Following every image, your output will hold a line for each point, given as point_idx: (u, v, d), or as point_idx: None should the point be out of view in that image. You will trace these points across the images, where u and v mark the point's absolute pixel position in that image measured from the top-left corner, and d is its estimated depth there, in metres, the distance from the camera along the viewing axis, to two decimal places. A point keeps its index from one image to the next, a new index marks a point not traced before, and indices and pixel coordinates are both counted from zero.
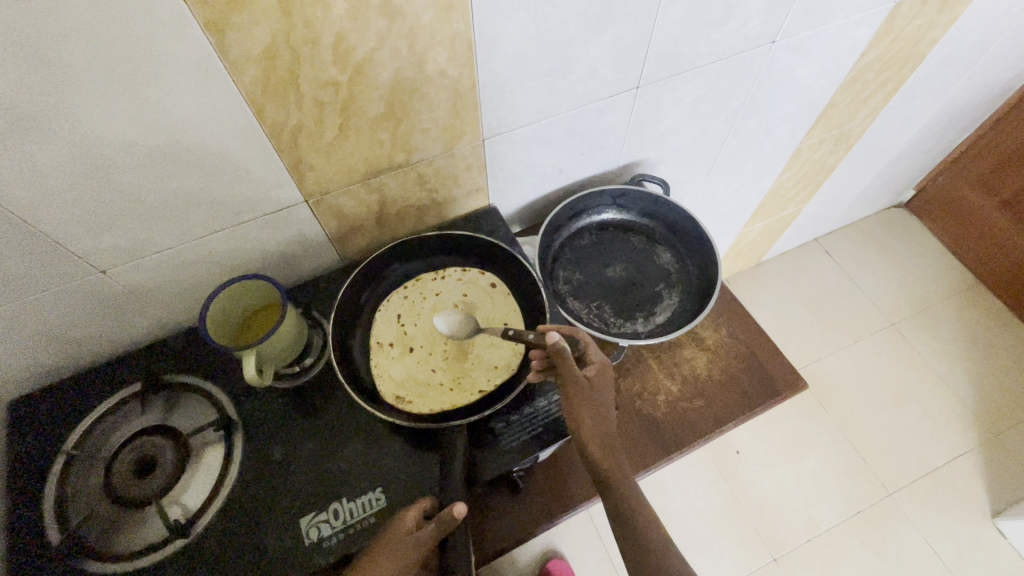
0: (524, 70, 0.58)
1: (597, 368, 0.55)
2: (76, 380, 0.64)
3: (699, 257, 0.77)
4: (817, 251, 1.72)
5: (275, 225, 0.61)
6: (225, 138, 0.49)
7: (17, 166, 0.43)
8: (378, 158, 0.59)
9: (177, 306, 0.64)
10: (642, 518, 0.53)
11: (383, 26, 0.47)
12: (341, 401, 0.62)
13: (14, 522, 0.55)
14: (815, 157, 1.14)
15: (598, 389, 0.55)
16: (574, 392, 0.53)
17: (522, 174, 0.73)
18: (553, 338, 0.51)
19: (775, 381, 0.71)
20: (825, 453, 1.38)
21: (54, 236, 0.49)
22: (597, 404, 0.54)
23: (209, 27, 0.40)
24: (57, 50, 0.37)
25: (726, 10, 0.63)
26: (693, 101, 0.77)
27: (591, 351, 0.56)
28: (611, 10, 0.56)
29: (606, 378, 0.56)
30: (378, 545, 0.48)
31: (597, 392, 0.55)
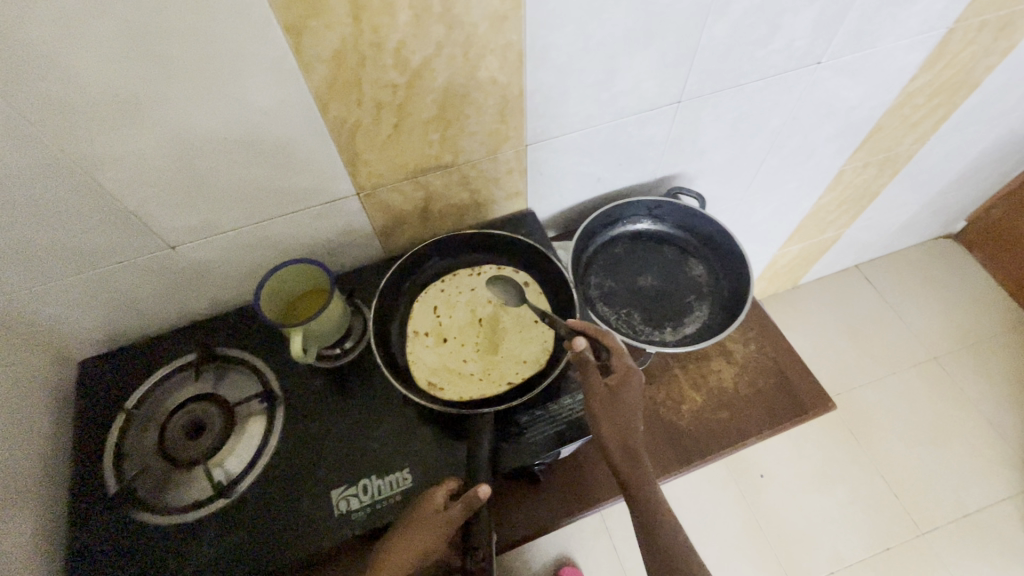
0: (570, 80, 0.61)
1: (621, 373, 0.55)
2: (141, 346, 0.70)
3: (732, 271, 0.77)
4: (858, 278, 1.67)
5: (327, 215, 0.65)
6: (291, 131, 0.53)
7: (114, 147, 0.48)
8: (426, 158, 0.63)
9: (233, 283, 0.69)
10: (660, 524, 0.53)
11: (442, 34, 0.50)
12: (376, 384, 0.65)
13: (80, 468, 0.60)
14: (859, 180, 1.12)
15: (623, 396, 0.55)
16: (594, 396, 0.55)
17: (561, 180, 0.76)
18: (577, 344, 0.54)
19: (802, 398, 0.70)
20: (854, 484, 1.34)
21: (134, 212, 0.55)
22: (619, 412, 0.55)
23: (288, 29, 0.45)
24: (158, 46, 0.42)
25: (771, 30, 0.65)
26: (734, 119, 0.78)
27: (617, 356, 0.56)
28: (658, 27, 0.58)
29: (632, 385, 0.55)
30: (407, 521, 0.51)
31: (622, 400, 0.55)
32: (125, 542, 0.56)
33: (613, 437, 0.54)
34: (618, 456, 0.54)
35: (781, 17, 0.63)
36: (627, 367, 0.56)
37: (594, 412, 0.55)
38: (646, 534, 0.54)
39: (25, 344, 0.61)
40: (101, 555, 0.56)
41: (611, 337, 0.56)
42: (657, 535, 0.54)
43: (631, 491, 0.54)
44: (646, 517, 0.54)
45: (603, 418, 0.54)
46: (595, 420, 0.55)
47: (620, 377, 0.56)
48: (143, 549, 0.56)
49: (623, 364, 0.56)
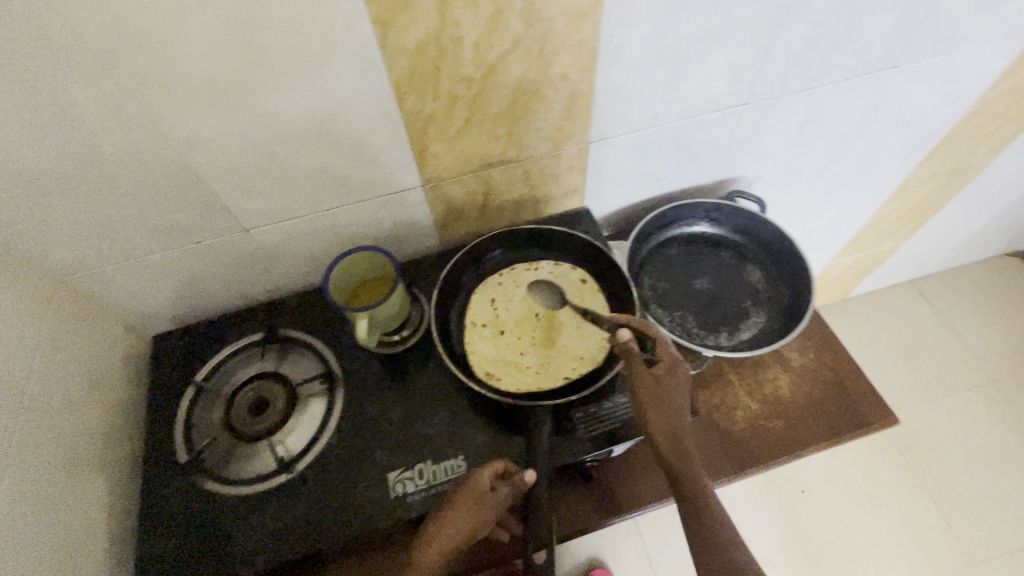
0: (640, 79, 0.60)
1: (668, 365, 0.54)
2: (208, 324, 0.73)
3: (792, 279, 0.76)
4: (912, 293, 1.60)
5: (392, 205, 0.67)
6: (368, 121, 0.55)
7: (206, 132, 0.51)
8: (491, 152, 0.64)
9: (297, 268, 0.71)
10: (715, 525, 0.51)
11: (521, 30, 0.51)
12: (431, 373, 0.66)
13: (153, 437, 0.64)
14: (924, 191, 1.08)
15: (670, 389, 0.54)
16: (640, 389, 0.53)
17: (619, 179, 0.76)
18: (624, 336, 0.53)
19: (863, 412, 0.68)
20: (902, 507, 1.29)
21: (217, 195, 0.58)
22: (666, 408, 0.53)
23: (378, 23, 0.46)
24: (257, 35, 0.44)
25: (849, 32, 0.63)
26: (800, 123, 0.76)
27: (663, 347, 0.54)
28: (733, 26, 0.58)
29: (678, 377, 0.54)
30: (453, 505, 0.50)
31: (669, 395, 0.53)
32: (192, 508, 0.59)
33: (661, 434, 0.52)
34: (667, 453, 0.53)
35: (861, 18, 0.62)
36: (673, 359, 0.54)
37: (640, 406, 0.53)
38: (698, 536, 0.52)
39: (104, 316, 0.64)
40: (170, 519, 0.59)
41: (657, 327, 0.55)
42: (714, 537, 0.51)
43: (682, 489, 0.53)
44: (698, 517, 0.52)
45: (651, 413, 0.53)
46: (642, 415, 0.53)
47: (667, 369, 0.54)
48: (209, 517, 0.59)
49: (669, 356, 0.54)
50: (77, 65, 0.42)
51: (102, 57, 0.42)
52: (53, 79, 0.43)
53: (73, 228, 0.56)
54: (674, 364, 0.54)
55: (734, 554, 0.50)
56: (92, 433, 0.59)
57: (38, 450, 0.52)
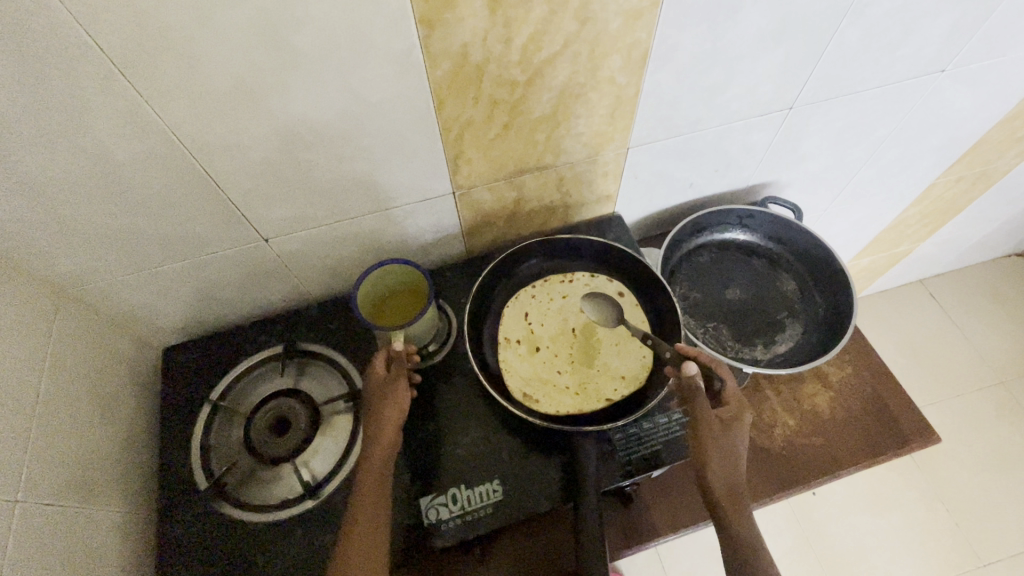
0: (688, 83, 0.57)
1: (737, 410, 0.53)
2: (220, 336, 0.69)
3: (829, 290, 0.73)
4: (921, 293, 1.60)
5: (419, 212, 0.63)
6: (403, 127, 0.51)
7: (229, 138, 0.47)
8: (527, 158, 0.60)
9: (316, 277, 0.68)
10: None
11: (572, 31, 0.47)
12: (461, 390, 0.63)
13: (167, 459, 0.60)
14: (948, 195, 1.06)
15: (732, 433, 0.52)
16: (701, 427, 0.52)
17: (653, 185, 0.72)
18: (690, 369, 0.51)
19: (904, 430, 0.66)
20: (911, 509, 1.30)
21: (237, 204, 0.54)
22: (726, 448, 0.51)
23: (422, 22, 0.42)
24: (291, 35, 0.40)
25: (905, 35, 0.60)
26: (840, 127, 0.73)
27: (730, 391, 0.53)
28: (790, 29, 0.54)
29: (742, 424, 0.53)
30: (379, 405, 0.55)
31: (729, 436, 0.52)
32: (212, 535, 0.56)
33: (717, 472, 0.51)
34: (721, 493, 0.50)
35: (919, 21, 0.58)
36: (740, 404, 0.53)
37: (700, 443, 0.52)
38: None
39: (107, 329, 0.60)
40: (189, 548, 0.56)
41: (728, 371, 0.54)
42: None
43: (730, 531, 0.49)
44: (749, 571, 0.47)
45: (709, 451, 0.51)
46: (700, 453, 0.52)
47: (732, 413, 0.53)
48: (230, 545, 0.55)
49: (737, 399, 0.53)
50: (91, 67, 0.38)
51: (119, 58, 0.38)
52: (64, 83, 0.38)
53: (80, 239, 0.52)
54: (739, 408, 0.53)
55: None
56: (104, 456, 0.56)
57: (49, 480, 0.49)
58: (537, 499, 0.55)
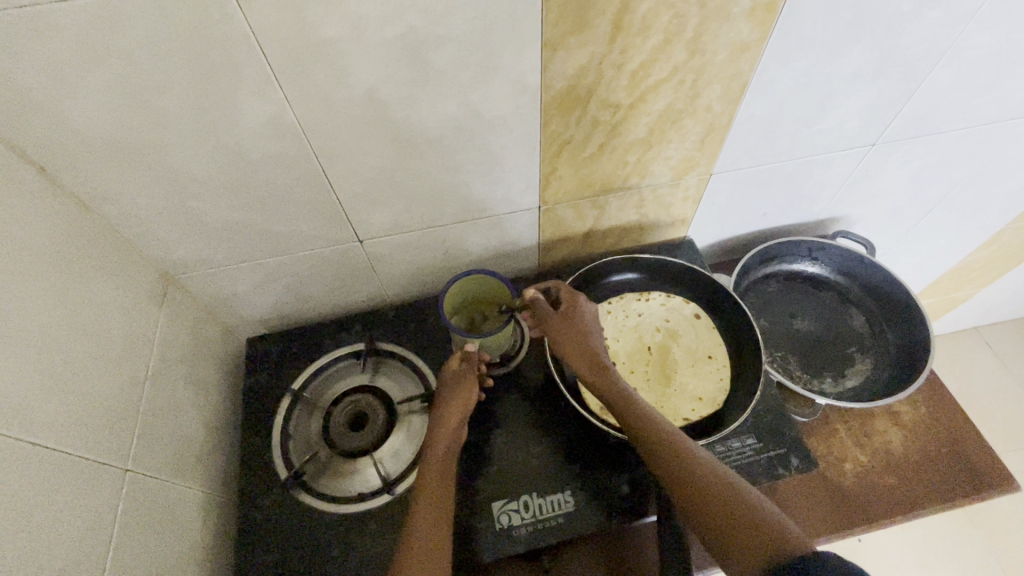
0: (780, 114, 0.58)
1: (569, 300, 0.60)
2: (300, 331, 0.72)
3: (901, 327, 0.73)
4: (976, 341, 1.55)
5: (503, 225, 0.65)
6: (507, 143, 0.54)
7: (351, 145, 0.50)
8: (614, 178, 0.62)
9: (395, 280, 0.70)
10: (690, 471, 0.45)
11: (681, 60, 0.49)
12: (533, 400, 0.64)
13: (248, 445, 0.63)
14: (1018, 241, 1.04)
15: (578, 318, 0.59)
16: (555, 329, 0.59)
17: (727, 212, 0.74)
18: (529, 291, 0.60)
19: (982, 475, 0.65)
20: (965, 566, 1.24)
21: (343, 206, 0.57)
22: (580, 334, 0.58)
23: (547, 46, 0.45)
24: (429, 52, 0.43)
25: (998, 79, 0.61)
26: (919, 167, 0.74)
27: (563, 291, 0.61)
28: (887, 67, 0.55)
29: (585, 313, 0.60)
30: (447, 394, 0.57)
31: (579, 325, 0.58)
32: (291, 523, 0.58)
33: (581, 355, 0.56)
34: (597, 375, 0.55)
35: (1014, 66, 0.59)
36: (573, 297, 0.61)
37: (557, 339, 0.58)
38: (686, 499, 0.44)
39: (201, 317, 0.64)
40: (267, 533, 0.57)
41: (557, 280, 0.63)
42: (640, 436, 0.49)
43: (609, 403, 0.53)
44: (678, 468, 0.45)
45: (568, 341, 0.57)
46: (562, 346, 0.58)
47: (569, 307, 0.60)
48: (307, 534, 0.57)
49: (569, 295, 0.61)
50: (250, 72, 0.42)
51: (276, 65, 0.42)
52: (222, 85, 0.42)
53: (198, 230, 0.55)
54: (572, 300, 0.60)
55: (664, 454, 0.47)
56: (194, 437, 0.58)
57: (152, 454, 0.51)
58: (610, 514, 0.56)
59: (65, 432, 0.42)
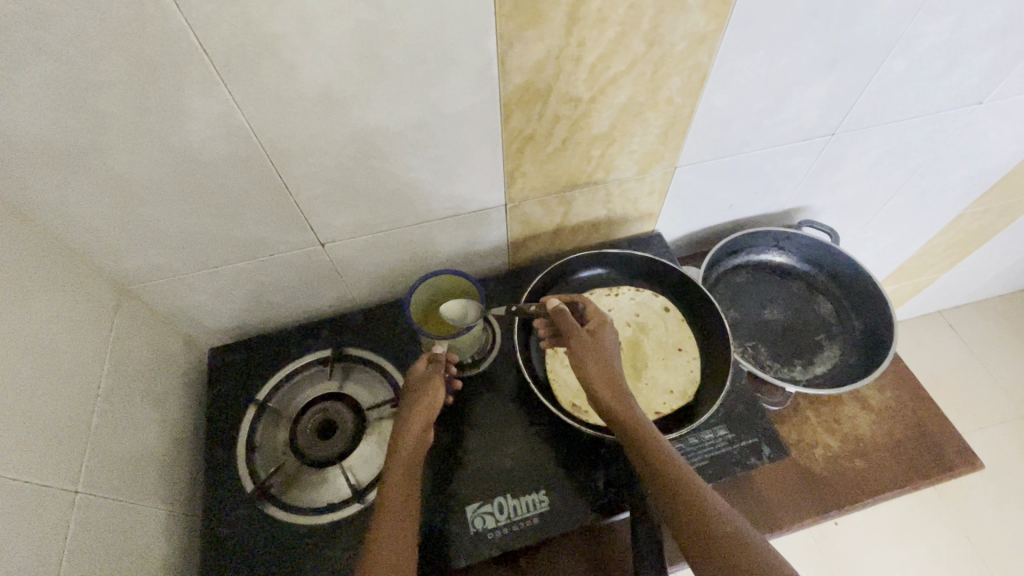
0: (740, 106, 0.59)
1: (597, 323, 0.57)
2: (265, 339, 0.70)
3: (866, 314, 0.74)
4: (940, 324, 1.60)
5: (469, 223, 0.64)
6: (468, 139, 0.53)
7: (305, 145, 0.48)
8: (580, 174, 0.62)
9: (362, 283, 0.69)
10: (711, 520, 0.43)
11: (639, 52, 0.49)
12: (506, 400, 0.64)
13: (212, 459, 0.61)
14: (976, 225, 1.07)
15: (603, 342, 0.56)
16: (575, 344, 0.56)
17: (694, 205, 0.74)
18: (551, 302, 0.57)
19: (946, 454, 0.66)
20: (937, 543, 1.28)
21: (302, 208, 0.55)
22: (603, 353, 0.55)
23: (502, 40, 0.44)
24: (381, 47, 0.42)
25: (948, 67, 0.62)
26: (878, 155, 0.75)
27: (592, 309, 0.59)
28: (842, 57, 0.56)
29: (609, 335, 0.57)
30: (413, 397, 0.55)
31: (601, 346, 0.56)
32: (258, 538, 0.56)
33: (597, 375, 0.54)
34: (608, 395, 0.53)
35: (963, 54, 0.60)
36: (602, 317, 0.58)
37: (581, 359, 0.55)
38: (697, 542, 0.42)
39: (158, 329, 0.61)
40: (234, 550, 0.55)
41: (577, 294, 0.61)
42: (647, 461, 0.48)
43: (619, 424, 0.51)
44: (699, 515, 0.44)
45: (589, 358, 0.55)
46: (579, 362, 0.55)
47: (595, 326, 0.57)
48: (276, 549, 0.55)
49: (598, 315, 0.58)
50: (192, 70, 0.40)
51: (219, 64, 0.40)
52: (165, 84, 0.40)
53: (150, 238, 0.53)
54: (600, 320, 0.57)
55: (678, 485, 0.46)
56: (153, 454, 0.56)
57: (105, 474, 0.49)
58: (585, 512, 0.55)
59: (5, 456, 0.39)
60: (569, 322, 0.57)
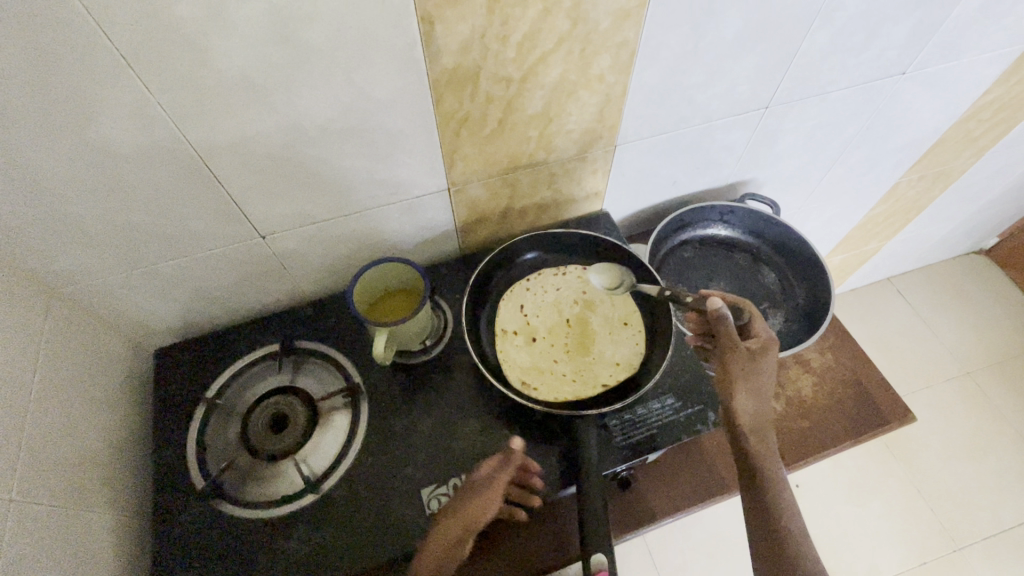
0: (672, 82, 0.60)
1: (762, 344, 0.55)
2: (212, 338, 0.69)
3: (807, 281, 0.77)
4: (888, 290, 1.67)
5: (413, 209, 0.64)
6: (402, 123, 0.53)
7: (231, 134, 0.47)
8: (520, 155, 0.62)
9: (309, 275, 0.68)
10: (793, 555, 0.49)
11: (565, 30, 0.50)
12: (458, 383, 0.64)
13: (161, 461, 0.60)
14: (912, 193, 1.12)
15: (760, 366, 0.55)
16: (733, 361, 0.54)
17: (638, 182, 0.75)
18: (715, 302, 0.53)
19: (881, 410, 0.70)
20: (890, 497, 1.34)
21: (236, 200, 0.54)
22: (755, 381, 0.54)
23: (424, 20, 0.44)
24: (299, 30, 0.41)
25: (870, 38, 0.64)
26: (812, 127, 0.78)
27: (761, 327, 0.56)
28: (766, 31, 0.58)
29: (770, 358, 0.55)
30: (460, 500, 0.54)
31: (760, 375, 0.54)
32: (211, 537, 0.55)
33: (747, 407, 0.53)
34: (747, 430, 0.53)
35: (882, 25, 0.63)
36: (768, 339, 0.56)
37: (730, 377, 0.54)
38: (770, 567, 0.50)
39: (94, 332, 0.59)
40: (187, 550, 0.55)
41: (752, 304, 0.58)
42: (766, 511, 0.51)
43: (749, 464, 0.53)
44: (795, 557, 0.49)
45: (741, 386, 0.54)
46: (732, 387, 0.54)
47: (758, 347, 0.55)
48: (230, 545, 0.55)
49: (765, 335, 0.56)
50: (99, 58, 0.38)
51: (127, 50, 0.39)
52: (70, 72, 0.39)
53: (75, 237, 0.51)
54: (765, 344, 0.55)
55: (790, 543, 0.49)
56: (96, 459, 0.55)
57: (43, 481, 0.47)
58: (538, 486, 0.56)
59: None
60: (732, 336, 0.54)
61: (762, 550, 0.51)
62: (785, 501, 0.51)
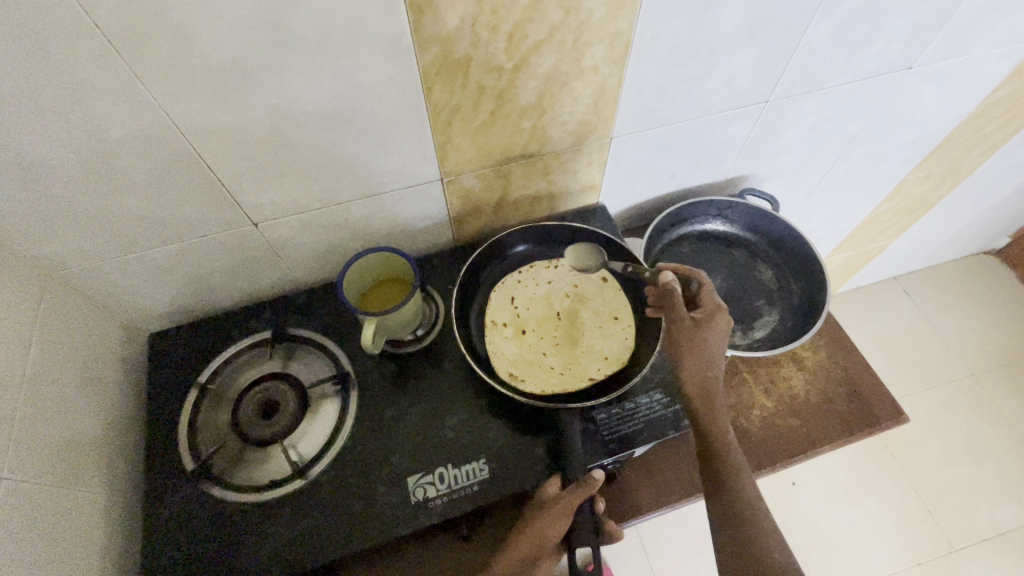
0: (669, 74, 0.59)
1: (707, 311, 0.59)
2: (207, 323, 0.69)
3: (804, 279, 0.76)
4: (894, 289, 1.65)
5: (406, 199, 0.64)
6: (393, 112, 0.52)
7: (220, 120, 0.47)
8: (514, 146, 0.62)
9: (302, 263, 0.68)
10: (754, 538, 0.51)
11: (558, 20, 0.49)
12: (448, 373, 0.64)
13: (154, 443, 0.61)
14: (919, 191, 1.10)
15: (705, 335, 0.58)
16: (678, 331, 0.59)
17: (635, 176, 0.75)
18: (665, 275, 0.58)
19: (873, 410, 0.69)
20: (886, 497, 1.34)
21: (228, 186, 0.54)
22: (700, 351, 0.58)
23: (413, 8, 0.44)
24: (286, 17, 0.41)
25: (874, 32, 0.63)
26: (814, 122, 0.76)
27: (708, 294, 0.59)
28: (765, 22, 0.57)
29: (717, 326, 0.59)
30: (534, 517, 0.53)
31: (704, 345, 0.58)
32: (201, 517, 0.56)
33: (691, 376, 0.58)
34: (697, 401, 0.57)
35: (887, 18, 0.61)
36: (716, 307, 0.59)
37: (675, 348, 0.59)
38: (736, 547, 0.52)
39: (89, 315, 0.60)
40: (177, 529, 0.56)
41: (704, 273, 0.60)
42: (727, 494, 0.53)
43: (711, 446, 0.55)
44: (749, 539, 0.51)
45: (686, 354, 0.58)
46: (677, 356, 0.59)
47: (705, 317, 0.59)
48: (219, 526, 0.56)
49: (713, 304, 0.59)
50: (85, 42, 0.39)
51: (114, 35, 0.39)
52: (57, 56, 0.39)
53: (68, 220, 0.52)
54: (711, 313, 0.59)
55: (752, 525, 0.52)
56: (90, 440, 0.56)
57: (35, 459, 0.48)
58: (524, 476, 0.57)
59: None
60: (679, 308, 0.59)
61: (722, 528, 0.53)
62: (744, 483, 0.54)
